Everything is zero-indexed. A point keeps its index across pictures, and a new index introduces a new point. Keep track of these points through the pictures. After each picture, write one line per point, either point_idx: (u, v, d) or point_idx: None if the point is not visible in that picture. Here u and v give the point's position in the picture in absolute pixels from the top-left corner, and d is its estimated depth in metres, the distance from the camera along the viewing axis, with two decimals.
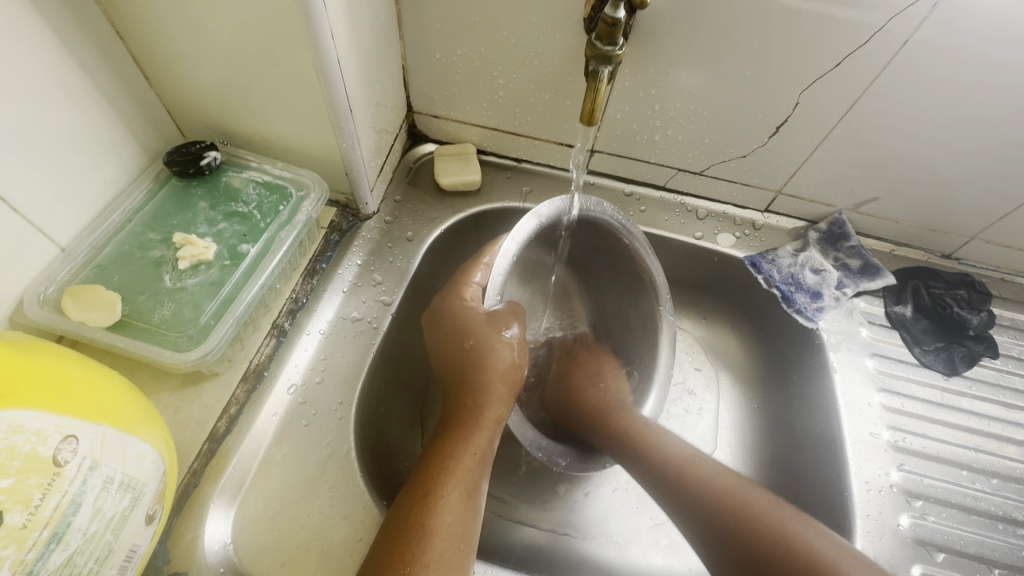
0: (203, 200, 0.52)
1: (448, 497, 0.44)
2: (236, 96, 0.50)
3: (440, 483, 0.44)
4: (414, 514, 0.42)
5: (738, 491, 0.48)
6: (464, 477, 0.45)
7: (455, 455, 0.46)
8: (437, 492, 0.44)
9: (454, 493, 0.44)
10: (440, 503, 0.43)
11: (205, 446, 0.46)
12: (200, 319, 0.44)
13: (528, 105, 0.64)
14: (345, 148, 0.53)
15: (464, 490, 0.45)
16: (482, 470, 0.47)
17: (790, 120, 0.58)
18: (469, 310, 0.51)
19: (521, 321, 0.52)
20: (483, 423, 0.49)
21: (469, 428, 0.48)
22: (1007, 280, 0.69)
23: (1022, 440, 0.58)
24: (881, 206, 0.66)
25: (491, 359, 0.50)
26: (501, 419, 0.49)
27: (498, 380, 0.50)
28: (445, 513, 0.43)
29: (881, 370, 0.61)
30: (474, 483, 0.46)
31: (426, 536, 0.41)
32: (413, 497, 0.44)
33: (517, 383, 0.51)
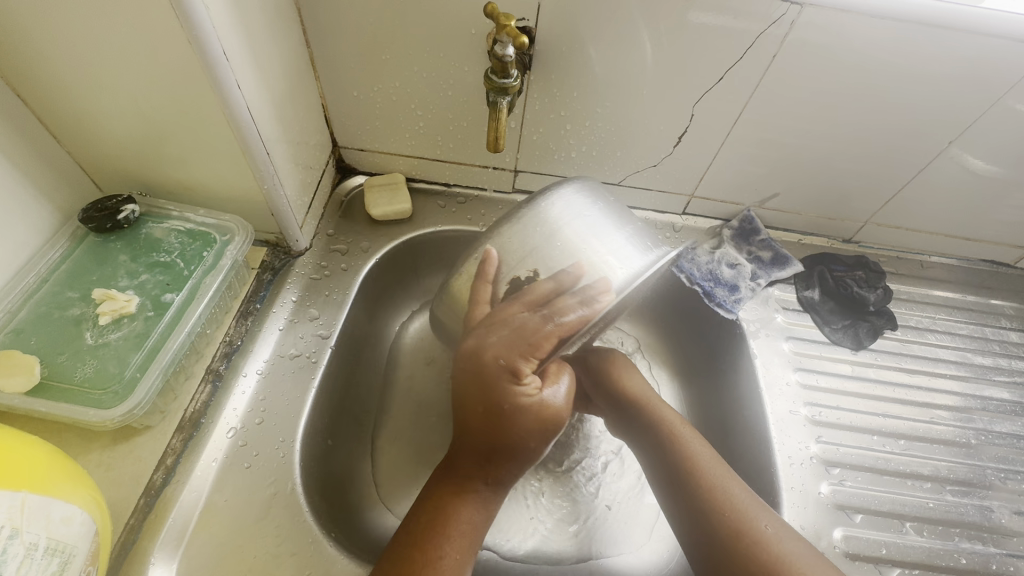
0: (124, 253, 0.52)
1: (446, 557, 0.43)
2: (151, 148, 0.51)
3: (440, 542, 0.44)
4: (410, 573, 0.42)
5: (722, 482, 0.49)
6: (469, 540, 0.45)
7: (455, 511, 0.45)
8: (435, 551, 0.43)
9: (460, 553, 0.44)
10: (444, 562, 0.43)
11: (142, 501, 0.46)
12: (125, 373, 0.44)
13: (448, 133, 0.67)
14: (267, 189, 0.54)
15: (463, 544, 0.44)
16: (482, 527, 0.46)
17: (689, 130, 0.63)
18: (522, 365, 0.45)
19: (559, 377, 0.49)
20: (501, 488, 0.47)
21: (458, 498, 0.46)
22: (900, 257, 0.76)
23: (925, 402, 0.64)
24: (783, 201, 0.72)
25: (541, 437, 0.46)
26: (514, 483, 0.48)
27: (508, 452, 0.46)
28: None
29: (796, 351, 0.66)
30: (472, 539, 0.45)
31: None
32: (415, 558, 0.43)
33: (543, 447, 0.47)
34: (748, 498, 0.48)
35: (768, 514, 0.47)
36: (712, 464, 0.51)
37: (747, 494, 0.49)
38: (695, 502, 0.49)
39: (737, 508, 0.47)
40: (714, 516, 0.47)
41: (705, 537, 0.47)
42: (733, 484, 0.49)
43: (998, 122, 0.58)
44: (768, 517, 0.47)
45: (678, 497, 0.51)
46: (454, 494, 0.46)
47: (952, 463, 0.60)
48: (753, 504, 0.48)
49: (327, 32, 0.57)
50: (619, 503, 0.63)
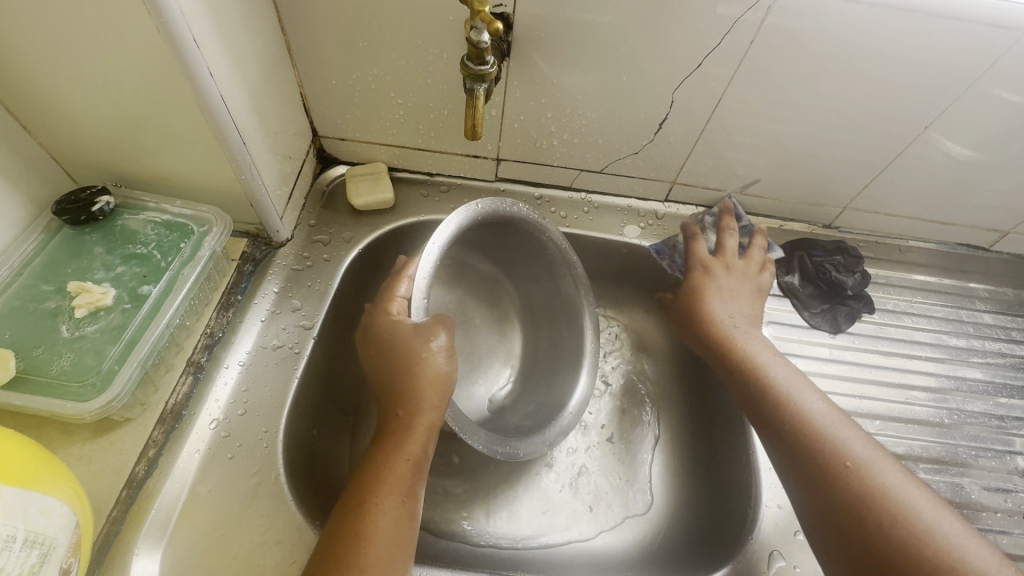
0: (99, 245, 0.51)
1: (382, 504, 0.45)
2: (124, 138, 0.50)
3: (367, 492, 0.45)
4: (348, 523, 0.44)
5: (840, 438, 0.50)
6: (397, 484, 0.46)
7: (387, 462, 0.47)
8: (372, 499, 0.45)
9: (389, 499, 0.45)
10: (373, 510, 0.44)
11: (124, 493, 0.45)
12: (103, 365, 0.44)
13: (429, 122, 0.66)
14: (245, 180, 0.54)
15: (400, 495, 0.46)
16: (417, 476, 0.48)
17: (670, 116, 0.64)
18: (398, 323, 0.52)
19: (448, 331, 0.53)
20: (416, 430, 0.49)
21: (382, 449, 0.48)
22: (879, 242, 0.77)
23: (900, 383, 0.65)
24: (764, 187, 0.72)
25: (421, 369, 0.50)
26: (435, 423, 0.49)
27: (426, 388, 0.50)
28: (378, 526, 0.44)
29: (776, 335, 0.67)
30: (410, 487, 0.47)
31: (359, 543, 0.42)
32: (350, 508, 0.45)
33: (447, 391, 0.51)
34: (870, 454, 0.49)
35: (893, 470, 0.48)
36: (830, 422, 0.52)
37: (858, 446, 0.50)
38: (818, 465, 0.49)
39: (865, 461, 0.49)
40: (839, 472, 0.49)
41: (830, 492, 0.48)
42: (845, 433, 0.51)
43: (973, 106, 0.59)
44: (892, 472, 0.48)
45: (801, 450, 0.51)
46: (375, 447, 0.49)
47: (926, 442, 0.61)
48: (877, 456, 0.49)
49: (303, 19, 0.56)
50: (602, 493, 0.63)
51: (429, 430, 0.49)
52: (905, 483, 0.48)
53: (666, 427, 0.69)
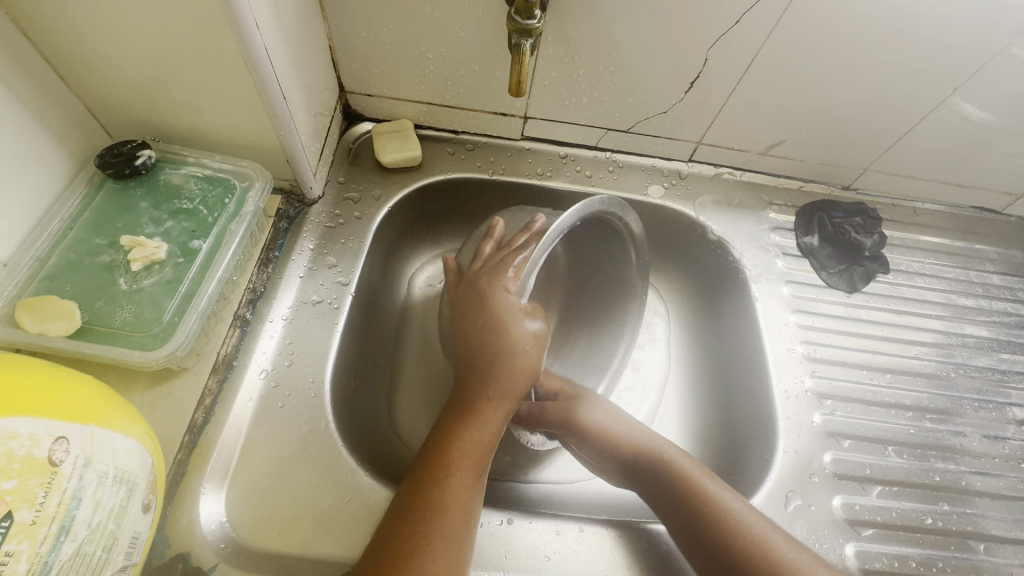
0: (145, 200, 0.51)
1: (460, 479, 0.47)
2: (166, 92, 0.49)
3: (450, 465, 0.48)
4: (427, 490, 0.46)
5: (694, 478, 0.51)
6: (476, 460, 0.49)
7: (465, 438, 0.50)
8: (451, 474, 0.47)
9: (467, 473, 0.48)
10: (455, 483, 0.47)
11: (186, 438, 0.48)
12: (162, 316, 0.45)
13: (460, 77, 0.66)
14: (284, 135, 0.54)
15: (474, 470, 0.49)
16: (490, 454, 0.51)
17: (702, 74, 0.63)
18: (498, 295, 0.53)
19: (537, 319, 0.55)
20: (495, 412, 0.52)
21: (460, 427, 0.50)
22: (895, 204, 0.79)
23: (910, 340, 0.68)
24: (788, 148, 0.72)
25: (516, 358, 0.53)
26: (512, 410, 0.53)
27: (513, 376, 0.53)
28: (460, 499, 0.46)
29: (795, 294, 0.70)
30: (484, 466, 0.49)
31: (443, 512, 0.45)
32: (429, 477, 0.47)
33: (529, 381, 0.54)
34: (743, 505, 0.49)
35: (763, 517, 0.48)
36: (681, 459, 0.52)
37: (779, 532, 0.47)
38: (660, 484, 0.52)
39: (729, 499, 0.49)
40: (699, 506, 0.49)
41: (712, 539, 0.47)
42: (730, 495, 0.49)
43: (1003, 70, 0.59)
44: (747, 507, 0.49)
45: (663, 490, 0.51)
46: (453, 422, 0.51)
47: (932, 394, 0.65)
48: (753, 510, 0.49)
49: None
50: None
51: (506, 415, 0.52)
52: (781, 536, 0.47)
53: (684, 381, 0.72)
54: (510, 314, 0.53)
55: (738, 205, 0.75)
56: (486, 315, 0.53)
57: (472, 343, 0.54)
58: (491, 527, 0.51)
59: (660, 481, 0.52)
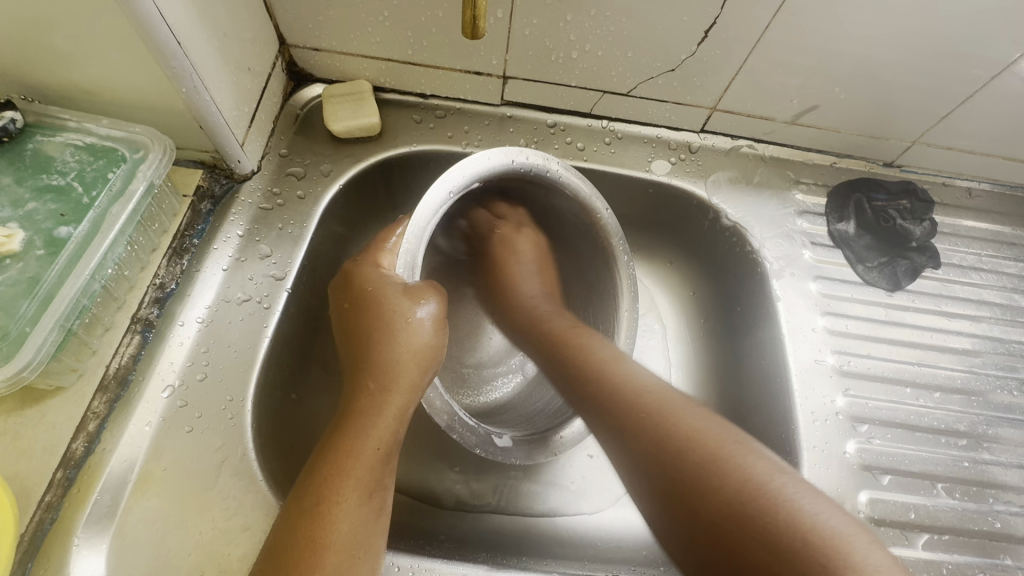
0: (5, 175, 0.40)
1: (344, 503, 0.37)
2: (23, 36, 0.38)
3: (324, 487, 0.37)
4: (300, 525, 0.35)
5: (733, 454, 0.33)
6: (361, 477, 0.38)
7: (351, 447, 0.39)
8: (331, 496, 0.36)
9: (353, 495, 0.37)
10: (332, 511, 0.36)
11: (59, 475, 0.38)
12: (9, 327, 0.35)
13: (421, 26, 0.54)
14: (188, 94, 0.43)
15: (365, 491, 0.38)
16: (387, 465, 0.40)
17: (720, 22, 0.51)
18: (382, 276, 0.44)
19: (439, 297, 0.44)
20: (389, 409, 0.41)
21: (340, 436, 0.39)
22: (948, 185, 0.66)
23: (962, 349, 0.57)
24: (822, 116, 0.60)
25: (403, 336, 0.42)
26: (409, 406, 0.42)
27: (408, 360, 0.42)
28: (340, 531, 0.36)
29: (824, 293, 0.58)
30: (378, 482, 0.39)
31: (314, 552, 0.34)
32: (302, 505, 0.36)
33: (432, 364, 0.43)
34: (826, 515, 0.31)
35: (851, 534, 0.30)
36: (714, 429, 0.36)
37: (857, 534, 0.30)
38: (628, 418, 0.39)
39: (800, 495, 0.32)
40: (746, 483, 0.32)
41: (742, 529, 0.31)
42: (777, 473, 0.33)
43: None
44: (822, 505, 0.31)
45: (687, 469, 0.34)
46: (335, 430, 0.40)
47: (988, 417, 0.54)
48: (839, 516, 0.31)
49: None
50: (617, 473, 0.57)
51: (401, 412, 0.41)
52: (808, 492, 0.31)
53: (689, 392, 0.61)
54: (396, 300, 0.42)
55: (759, 184, 0.63)
56: (371, 302, 0.43)
57: (356, 335, 0.44)
58: None
59: (656, 441, 0.36)
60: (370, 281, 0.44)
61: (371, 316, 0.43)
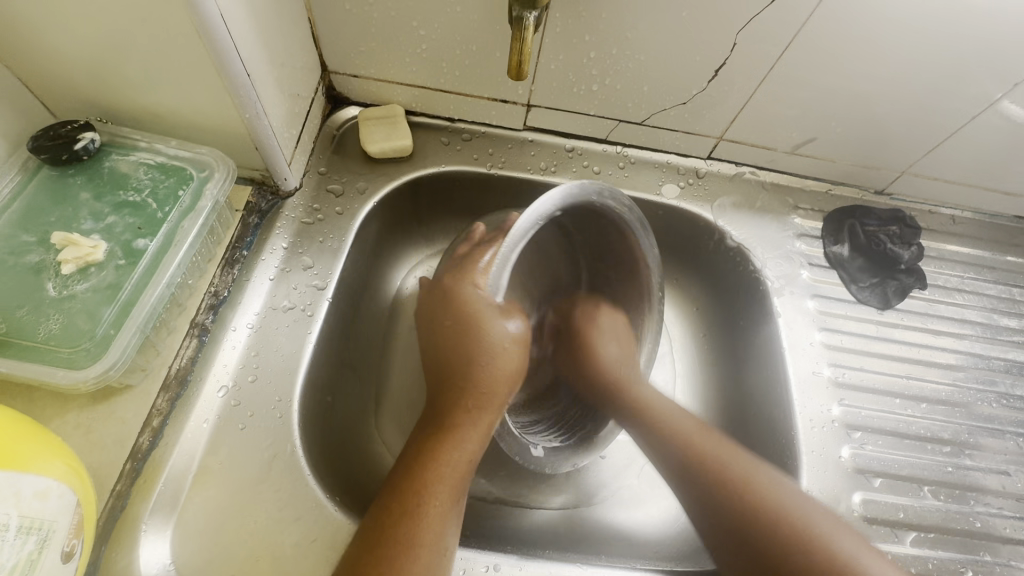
0: (86, 190, 0.44)
1: (437, 504, 0.42)
2: (107, 65, 0.42)
3: (421, 490, 0.42)
4: (401, 520, 0.41)
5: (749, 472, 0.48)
6: (453, 483, 0.44)
7: (445, 458, 0.44)
8: (427, 497, 0.42)
9: (445, 499, 0.43)
10: (427, 512, 0.42)
11: (128, 465, 0.42)
12: (96, 329, 0.38)
13: (455, 58, 0.58)
14: (249, 119, 0.47)
15: (453, 495, 0.44)
16: (470, 473, 0.46)
17: (728, 62, 0.56)
18: (478, 300, 0.48)
19: (523, 325, 0.51)
20: (480, 426, 0.47)
21: (436, 446, 0.45)
22: (933, 212, 0.71)
23: (947, 364, 0.62)
24: (819, 146, 0.65)
25: (496, 363, 0.48)
26: (495, 425, 0.48)
27: (498, 382, 0.48)
28: (435, 530, 0.41)
29: (821, 310, 0.63)
30: (462, 488, 0.45)
31: (412, 546, 0.40)
32: (402, 501, 0.42)
33: (515, 389, 0.50)
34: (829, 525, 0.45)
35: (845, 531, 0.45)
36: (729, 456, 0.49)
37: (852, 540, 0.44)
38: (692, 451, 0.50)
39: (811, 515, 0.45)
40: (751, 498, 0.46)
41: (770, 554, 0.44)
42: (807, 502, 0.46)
43: None
44: (826, 515, 0.46)
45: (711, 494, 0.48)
46: (430, 439, 0.46)
47: (970, 426, 0.59)
48: (840, 524, 0.45)
49: None
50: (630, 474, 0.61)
51: (489, 430, 0.47)
52: (858, 543, 0.44)
53: (695, 402, 0.66)
54: (492, 323, 0.48)
55: (761, 209, 0.68)
56: (469, 323, 0.48)
57: (449, 352, 0.49)
58: (474, 573, 0.45)
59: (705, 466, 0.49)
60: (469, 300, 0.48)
61: (470, 333, 0.48)
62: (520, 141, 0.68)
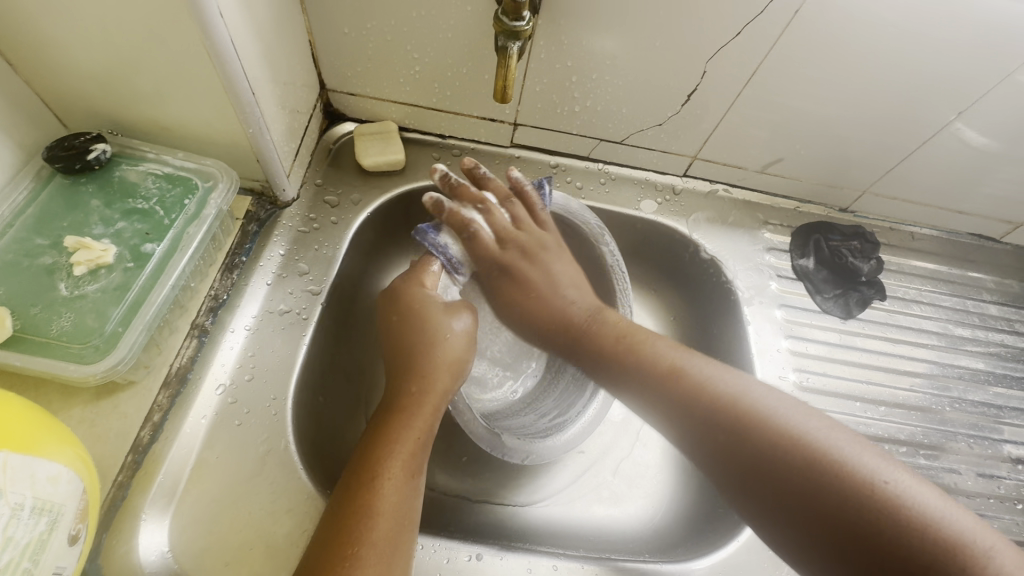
0: (96, 198, 0.47)
1: (391, 480, 0.44)
2: (122, 83, 0.46)
3: (379, 466, 0.44)
4: (357, 498, 0.43)
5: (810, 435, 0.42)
6: (406, 460, 0.45)
7: (397, 438, 0.46)
8: (381, 474, 0.44)
9: (399, 475, 0.44)
10: (383, 485, 0.44)
11: (129, 458, 0.44)
12: (106, 326, 0.41)
13: (447, 80, 0.63)
14: (253, 134, 0.50)
15: (407, 472, 0.45)
16: (425, 451, 0.47)
17: (699, 88, 0.61)
18: (426, 296, 0.52)
19: (472, 316, 0.54)
20: (425, 407, 0.48)
21: (390, 427, 0.47)
22: (893, 229, 0.76)
23: (904, 370, 0.66)
24: (786, 166, 0.70)
25: (441, 349, 0.50)
26: (442, 405, 0.49)
27: (443, 367, 0.50)
28: (389, 504, 0.43)
29: (788, 319, 0.67)
30: (417, 465, 0.46)
31: (370, 516, 0.42)
32: (357, 480, 0.44)
33: (462, 372, 0.51)
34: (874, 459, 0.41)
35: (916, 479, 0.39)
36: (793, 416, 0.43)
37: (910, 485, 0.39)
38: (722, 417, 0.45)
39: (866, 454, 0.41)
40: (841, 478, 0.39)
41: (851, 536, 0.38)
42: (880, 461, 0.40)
43: (1008, 95, 0.57)
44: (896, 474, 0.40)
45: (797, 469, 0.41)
46: (383, 421, 0.48)
47: (926, 428, 0.63)
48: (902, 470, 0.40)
49: None
50: (611, 474, 0.63)
51: (437, 410, 0.49)
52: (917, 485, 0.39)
53: None
54: (439, 318, 0.51)
55: (733, 224, 0.72)
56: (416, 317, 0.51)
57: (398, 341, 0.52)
58: (458, 563, 0.48)
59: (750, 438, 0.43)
60: (417, 299, 0.52)
61: (417, 328, 0.51)
62: (508, 157, 0.72)
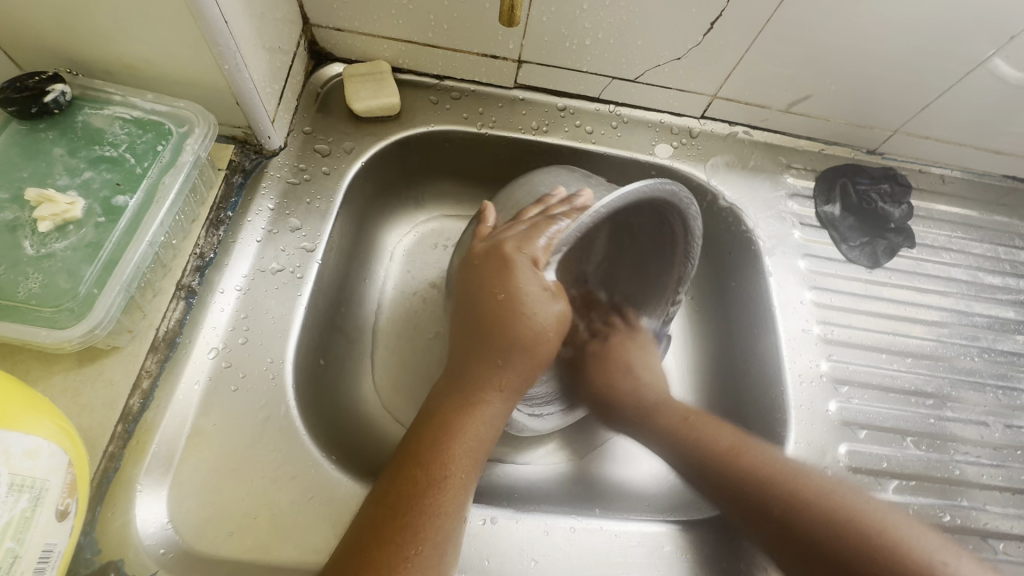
0: (59, 146, 0.43)
1: (458, 475, 0.42)
2: (72, 12, 0.40)
3: (445, 463, 0.42)
4: (423, 489, 0.40)
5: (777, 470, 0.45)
6: (475, 455, 0.43)
7: (469, 430, 0.43)
8: (450, 468, 0.42)
9: (467, 470, 0.42)
10: (451, 480, 0.41)
11: (119, 428, 0.41)
12: (79, 289, 0.37)
13: (442, 11, 0.56)
14: (229, 72, 0.45)
15: (474, 466, 0.43)
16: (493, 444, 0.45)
17: (724, 16, 0.54)
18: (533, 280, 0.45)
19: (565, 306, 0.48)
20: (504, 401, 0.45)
21: (456, 420, 0.44)
22: (924, 172, 0.71)
23: (931, 320, 0.63)
24: (812, 104, 0.64)
25: (540, 345, 0.46)
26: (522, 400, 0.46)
27: (534, 364, 0.46)
28: (456, 501, 0.41)
29: (812, 269, 0.64)
30: (484, 458, 0.44)
31: (437, 514, 0.39)
32: (423, 469, 0.41)
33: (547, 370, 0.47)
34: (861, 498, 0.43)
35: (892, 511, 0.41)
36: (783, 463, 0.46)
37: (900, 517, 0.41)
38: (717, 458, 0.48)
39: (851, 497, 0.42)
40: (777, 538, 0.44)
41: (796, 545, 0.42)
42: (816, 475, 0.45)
43: None
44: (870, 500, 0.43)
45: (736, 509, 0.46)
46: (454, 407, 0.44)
47: (952, 379, 0.61)
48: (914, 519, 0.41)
49: None
50: None
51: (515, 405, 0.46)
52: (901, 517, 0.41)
53: (685, 362, 0.66)
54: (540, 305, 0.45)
55: (753, 168, 0.68)
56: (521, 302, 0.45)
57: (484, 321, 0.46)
58: (472, 526, 0.46)
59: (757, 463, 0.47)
60: (527, 278, 0.45)
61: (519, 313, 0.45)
62: (512, 99, 0.66)
